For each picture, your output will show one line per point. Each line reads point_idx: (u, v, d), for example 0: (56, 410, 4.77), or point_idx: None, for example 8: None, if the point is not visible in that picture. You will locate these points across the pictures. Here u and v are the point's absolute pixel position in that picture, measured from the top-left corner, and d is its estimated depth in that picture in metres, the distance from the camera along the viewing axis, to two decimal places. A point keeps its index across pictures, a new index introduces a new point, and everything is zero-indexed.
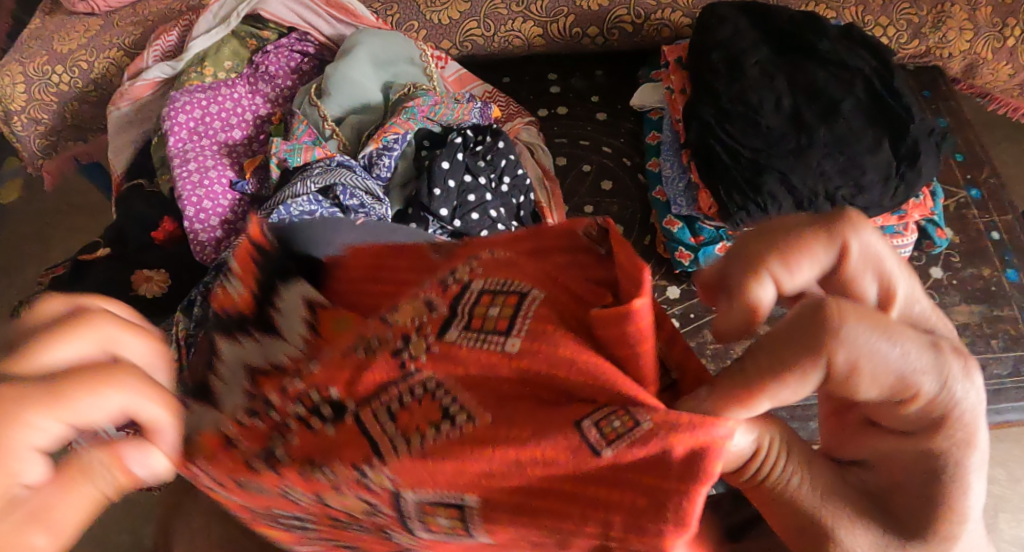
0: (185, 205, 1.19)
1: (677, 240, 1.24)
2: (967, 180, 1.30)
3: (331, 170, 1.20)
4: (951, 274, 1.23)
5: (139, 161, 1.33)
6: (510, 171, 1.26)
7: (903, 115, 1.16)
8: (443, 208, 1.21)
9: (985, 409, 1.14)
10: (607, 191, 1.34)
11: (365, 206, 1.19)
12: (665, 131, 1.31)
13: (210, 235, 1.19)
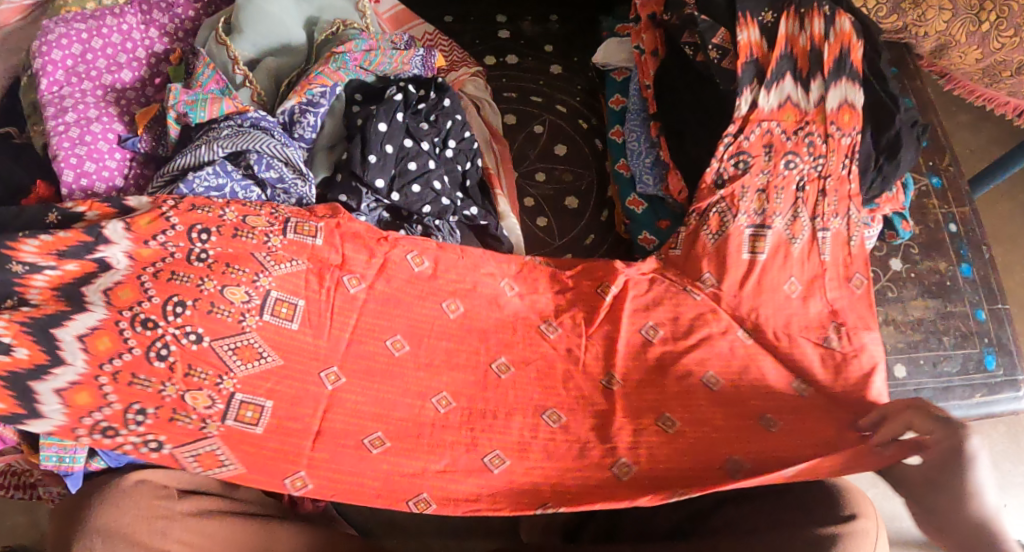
0: (63, 169, 0.99)
1: (642, 223, 1.12)
2: (928, 167, 1.27)
3: (243, 133, 1.00)
4: (909, 267, 1.20)
5: (8, 103, 1.13)
6: (456, 134, 1.08)
7: (890, 105, 1.06)
8: (378, 179, 1.02)
9: (931, 405, 1.15)
10: (561, 156, 1.18)
11: (284, 180, 1.01)
12: (631, 95, 1.17)
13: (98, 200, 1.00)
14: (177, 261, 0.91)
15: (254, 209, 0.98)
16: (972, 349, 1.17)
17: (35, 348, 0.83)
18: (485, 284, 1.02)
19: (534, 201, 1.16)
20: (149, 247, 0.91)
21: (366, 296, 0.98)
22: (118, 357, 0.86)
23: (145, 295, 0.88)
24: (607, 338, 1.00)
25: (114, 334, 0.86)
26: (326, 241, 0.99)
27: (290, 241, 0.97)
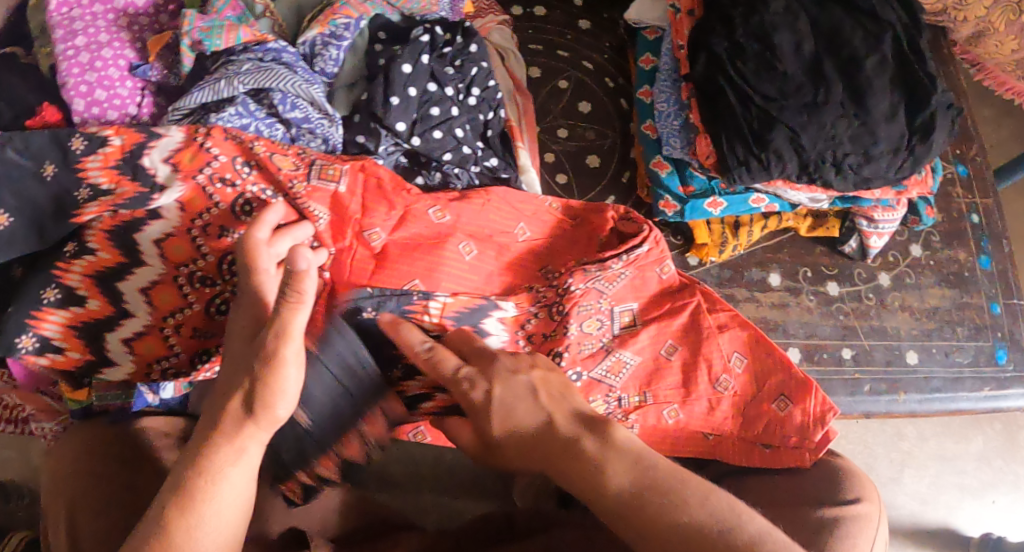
0: (73, 97, 0.96)
1: (664, 187, 1.09)
2: (956, 156, 1.21)
3: (265, 68, 0.97)
4: (930, 254, 1.17)
5: (14, 24, 1.08)
6: (481, 82, 1.05)
7: (928, 84, 1.05)
8: (400, 123, 0.99)
9: (941, 396, 1.12)
10: (583, 114, 1.15)
11: (310, 121, 0.98)
12: (664, 54, 1.13)
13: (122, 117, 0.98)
14: (219, 217, 0.92)
15: (282, 148, 0.96)
16: (984, 342, 1.14)
17: (102, 300, 0.90)
18: (500, 226, 1.01)
19: (554, 156, 1.13)
20: (195, 189, 0.92)
21: (392, 242, 0.95)
22: (179, 310, 0.92)
23: (198, 252, 0.91)
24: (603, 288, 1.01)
25: (173, 287, 0.92)
26: (349, 189, 0.96)
27: (316, 185, 0.94)
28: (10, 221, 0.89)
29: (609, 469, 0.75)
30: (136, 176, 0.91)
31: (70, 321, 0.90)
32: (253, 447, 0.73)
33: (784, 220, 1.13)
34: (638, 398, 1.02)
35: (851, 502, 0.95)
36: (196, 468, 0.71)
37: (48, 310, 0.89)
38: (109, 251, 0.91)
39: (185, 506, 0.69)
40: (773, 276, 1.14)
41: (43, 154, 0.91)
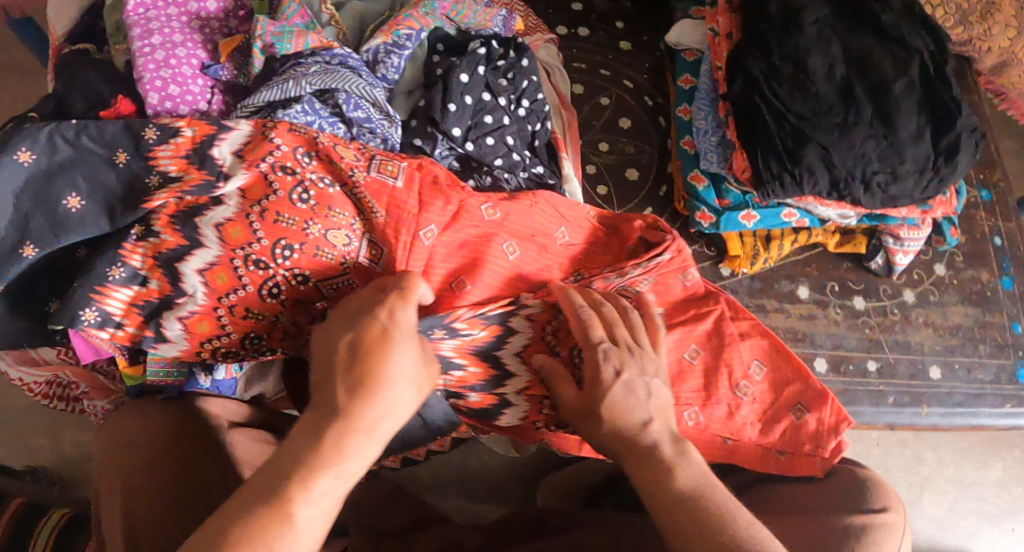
0: (148, 90, 1.02)
1: (701, 199, 1.15)
2: (979, 181, 1.26)
3: (332, 71, 1.03)
4: (953, 274, 1.21)
5: (87, 22, 1.14)
6: (530, 95, 1.11)
7: (953, 110, 1.10)
8: (456, 127, 1.06)
9: (963, 410, 1.15)
10: (624, 130, 1.21)
11: (371, 120, 1.04)
12: (702, 75, 1.19)
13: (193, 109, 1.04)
14: (279, 203, 0.95)
15: (344, 141, 1.01)
16: (1006, 360, 1.17)
17: (164, 280, 0.95)
18: (544, 228, 1.06)
19: (596, 169, 1.19)
20: (258, 177, 0.95)
21: (440, 241, 1.00)
22: (234, 292, 0.96)
23: (255, 235, 0.94)
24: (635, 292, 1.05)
25: (228, 268, 0.95)
26: (406, 184, 1.00)
27: (373, 178, 0.99)
28: (80, 204, 0.92)
29: (679, 470, 0.87)
30: (203, 165, 0.95)
31: (133, 300, 0.95)
32: (361, 454, 0.73)
33: (813, 235, 1.18)
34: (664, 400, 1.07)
35: (877, 511, 0.99)
36: (300, 471, 0.71)
37: (113, 286, 0.94)
38: (173, 235, 0.95)
39: (283, 520, 0.69)
40: (802, 288, 1.18)
41: (117, 142, 0.94)
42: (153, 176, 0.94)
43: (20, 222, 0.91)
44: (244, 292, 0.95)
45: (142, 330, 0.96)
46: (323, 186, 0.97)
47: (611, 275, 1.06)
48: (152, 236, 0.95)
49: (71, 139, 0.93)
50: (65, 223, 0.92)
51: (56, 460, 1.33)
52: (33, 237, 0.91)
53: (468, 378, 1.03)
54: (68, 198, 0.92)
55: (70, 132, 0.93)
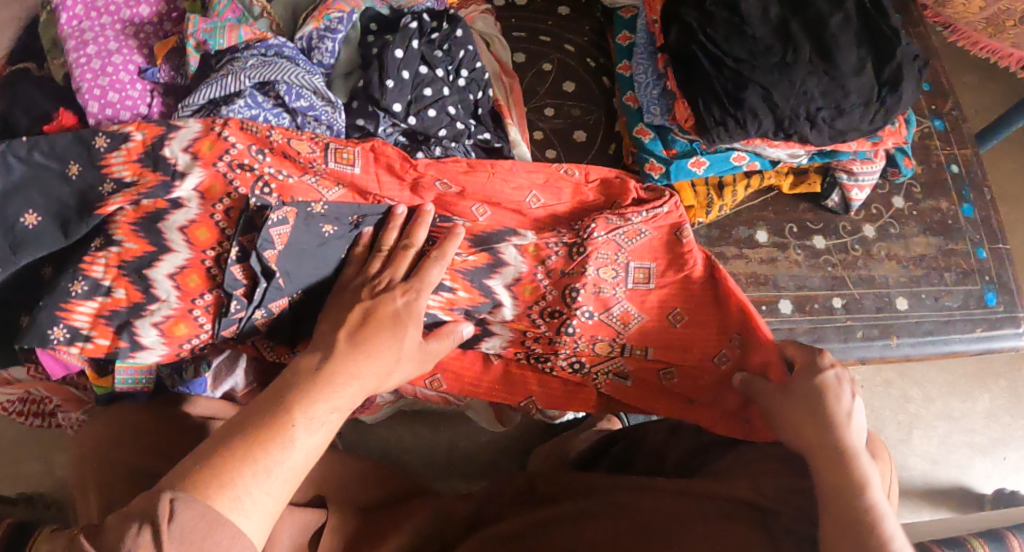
0: (87, 100, 1.03)
1: (648, 151, 1.15)
2: (931, 111, 1.26)
3: (270, 63, 1.02)
4: (912, 205, 1.20)
5: (26, 41, 1.15)
6: (468, 64, 1.12)
7: (892, 39, 1.10)
8: (396, 103, 1.06)
9: (934, 339, 1.15)
10: (569, 93, 1.22)
11: (315, 108, 1.03)
12: (639, 30, 1.19)
13: (134, 113, 1.05)
14: (238, 200, 0.93)
15: (296, 133, 0.97)
16: (973, 286, 1.17)
17: (132, 288, 0.90)
18: (509, 195, 1.04)
19: (543, 134, 1.19)
20: (216, 175, 0.93)
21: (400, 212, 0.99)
22: (204, 295, 0.92)
23: (221, 236, 0.92)
24: (621, 243, 1.04)
25: (202, 271, 0.92)
26: (365, 169, 0.99)
27: (334, 168, 0.98)
28: (38, 219, 0.90)
29: (839, 431, 0.88)
30: (157, 167, 0.92)
31: (100, 310, 0.90)
32: (350, 383, 0.83)
33: (766, 178, 1.18)
34: (638, 353, 1.05)
35: (868, 439, 1.05)
36: (296, 399, 0.79)
37: (76, 301, 0.89)
38: (137, 242, 0.90)
39: (282, 435, 0.77)
40: (760, 233, 1.18)
41: (68, 154, 0.91)
42: (108, 184, 0.91)
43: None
44: (209, 294, 0.92)
45: (114, 342, 0.91)
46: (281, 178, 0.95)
47: (613, 219, 1.04)
48: (112, 245, 0.90)
49: (23, 157, 0.90)
50: (24, 240, 0.90)
51: (48, 482, 1.35)
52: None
53: (456, 300, 1.00)
54: (24, 215, 0.90)
55: (21, 149, 0.90)
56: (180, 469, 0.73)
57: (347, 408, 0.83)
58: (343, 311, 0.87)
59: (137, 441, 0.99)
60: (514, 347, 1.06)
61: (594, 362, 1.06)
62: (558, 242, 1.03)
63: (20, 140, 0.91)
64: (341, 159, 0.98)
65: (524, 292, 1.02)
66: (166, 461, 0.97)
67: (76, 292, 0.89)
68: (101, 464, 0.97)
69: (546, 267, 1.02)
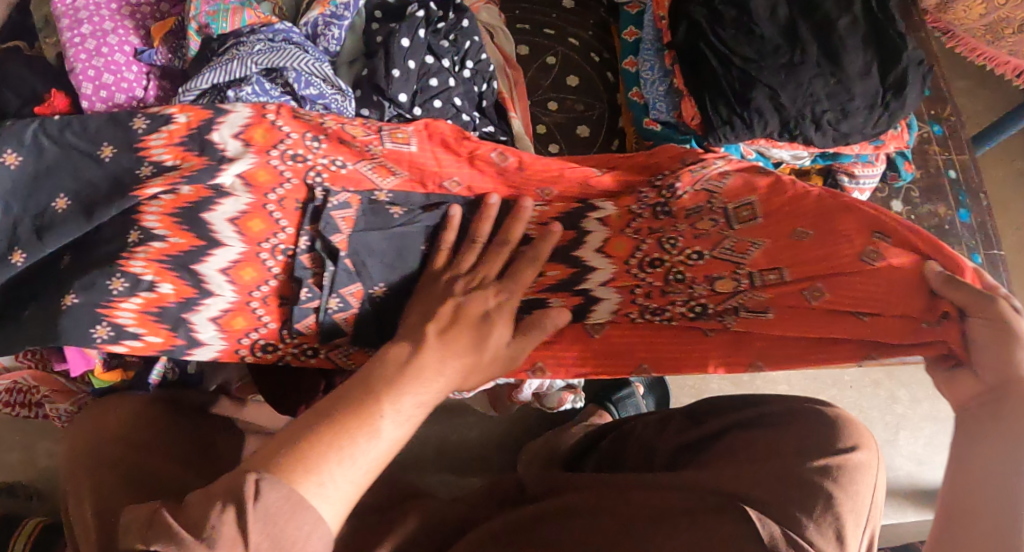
0: (82, 81, 1.00)
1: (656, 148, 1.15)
2: (930, 116, 1.27)
3: (278, 48, 1.00)
4: (910, 209, 1.21)
5: (16, 18, 1.12)
6: (474, 56, 1.10)
7: (899, 43, 1.10)
8: (402, 93, 1.05)
9: None
10: (572, 88, 1.20)
11: (324, 96, 1.01)
12: (646, 26, 1.18)
13: (128, 97, 1.02)
14: (296, 191, 0.88)
15: (350, 118, 0.91)
16: None
17: (180, 283, 0.84)
18: (577, 165, 0.93)
19: (546, 128, 1.18)
20: (267, 165, 0.87)
21: (464, 200, 0.93)
22: (262, 285, 0.87)
23: (278, 225, 0.87)
24: (712, 189, 0.88)
25: (256, 262, 0.87)
26: (421, 148, 0.92)
27: (390, 149, 0.91)
28: (70, 204, 0.82)
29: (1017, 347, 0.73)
30: (204, 151, 0.85)
31: (145, 306, 0.84)
32: (437, 379, 0.78)
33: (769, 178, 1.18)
34: (771, 279, 0.83)
35: (851, 450, 1.03)
36: (384, 389, 0.75)
37: (118, 299, 0.82)
38: (182, 236, 0.83)
39: (364, 423, 0.72)
40: None
41: (103, 136, 0.84)
42: (146, 166, 0.84)
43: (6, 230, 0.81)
44: (273, 282, 0.87)
45: (165, 339, 0.86)
46: (335, 166, 0.89)
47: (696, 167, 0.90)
48: (154, 242, 0.83)
49: (56, 138, 0.83)
50: (53, 226, 0.81)
51: (31, 472, 1.32)
52: (21, 241, 0.81)
53: (547, 280, 0.91)
54: (56, 199, 0.82)
55: (53, 128, 0.83)
56: (261, 459, 0.70)
57: (433, 405, 0.78)
58: (435, 305, 0.84)
59: (135, 435, 0.96)
60: (627, 307, 0.89)
61: (717, 302, 0.86)
62: (643, 202, 0.90)
63: (54, 119, 0.83)
64: (396, 137, 0.91)
65: (619, 248, 0.89)
66: (163, 460, 0.94)
67: (111, 283, 0.81)
68: (101, 452, 0.94)
69: (633, 230, 0.90)
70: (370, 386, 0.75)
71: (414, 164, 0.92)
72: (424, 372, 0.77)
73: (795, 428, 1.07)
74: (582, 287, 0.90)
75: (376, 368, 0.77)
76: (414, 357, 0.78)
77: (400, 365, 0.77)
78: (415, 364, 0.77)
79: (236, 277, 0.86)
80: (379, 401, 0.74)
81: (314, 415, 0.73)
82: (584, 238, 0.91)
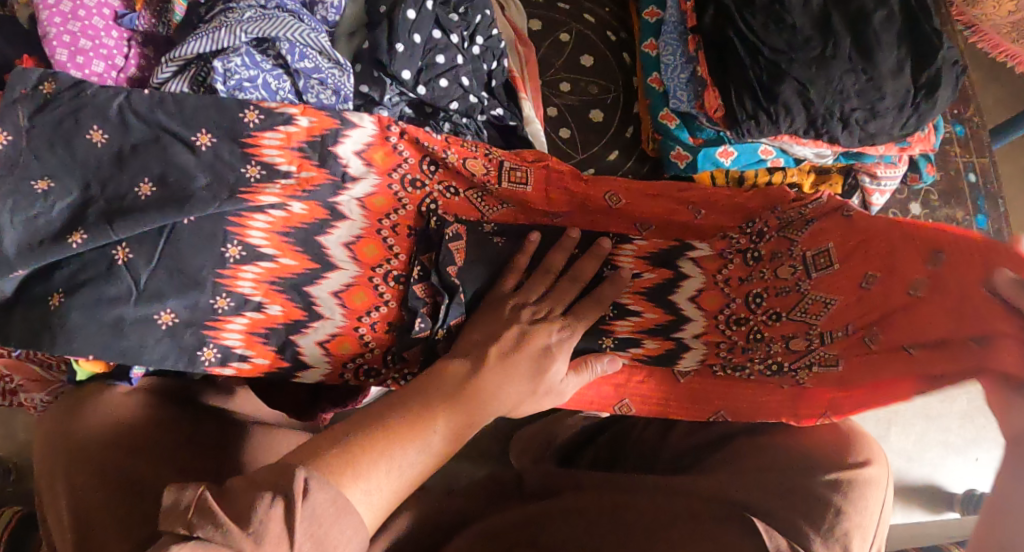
0: (55, 47, 0.90)
1: (673, 139, 1.08)
2: (953, 115, 1.22)
3: (269, 16, 0.92)
4: (928, 213, 1.17)
5: None
6: (485, 31, 1.02)
7: (935, 41, 1.04)
8: (405, 70, 0.96)
9: None
10: (586, 68, 1.13)
11: (321, 70, 0.94)
12: (669, 7, 1.10)
13: (108, 65, 0.93)
14: (408, 217, 0.97)
15: (471, 150, 0.96)
16: None
17: (289, 304, 0.93)
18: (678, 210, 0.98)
19: (557, 111, 1.11)
20: (388, 191, 0.96)
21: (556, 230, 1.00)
22: (372, 310, 0.95)
23: (390, 251, 0.96)
24: (792, 237, 0.93)
25: (367, 287, 0.95)
26: (535, 189, 0.98)
27: (507, 188, 0.97)
28: (153, 189, 0.86)
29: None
30: (326, 164, 0.92)
31: (250, 328, 0.92)
32: (491, 402, 0.82)
33: (788, 176, 1.13)
34: (839, 335, 0.90)
35: (862, 465, 0.97)
36: (437, 404, 0.78)
37: (225, 319, 0.91)
38: (297, 259, 0.93)
39: (414, 432, 0.75)
40: None
41: (199, 121, 0.87)
42: (253, 166, 0.89)
43: (80, 206, 0.85)
44: (385, 309, 0.95)
45: (263, 357, 0.94)
46: (447, 193, 0.98)
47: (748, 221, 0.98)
48: (263, 260, 0.92)
49: (143, 114, 0.86)
50: (131, 210, 0.85)
51: (3, 445, 1.25)
52: (86, 223, 0.84)
53: (646, 321, 0.97)
54: (139, 185, 0.86)
55: (141, 106, 0.86)
56: (310, 453, 0.71)
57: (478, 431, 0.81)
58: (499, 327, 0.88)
59: (114, 433, 0.87)
60: (711, 359, 0.96)
61: (790, 358, 0.93)
62: (732, 248, 0.97)
63: (142, 95, 0.86)
64: (510, 172, 0.97)
65: (709, 301, 0.96)
66: (147, 459, 0.86)
67: (218, 294, 0.90)
68: (80, 454, 0.86)
69: (723, 283, 0.97)
70: (427, 397, 0.78)
71: (508, 193, 0.97)
72: (480, 392, 0.81)
73: (806, 436, 1.03)
74: (677, 333, 0.97)
75: (440, 381, 0.81)
76: (478, 375, 0.82)
77: (461, 384, 0.81)
78: (475, 381, 0.82)
79: (342, 293, 0.95)
80: (431, 412, 0.77)
81: (366, 414, 0.76)
82: (677, 287, 0.97)
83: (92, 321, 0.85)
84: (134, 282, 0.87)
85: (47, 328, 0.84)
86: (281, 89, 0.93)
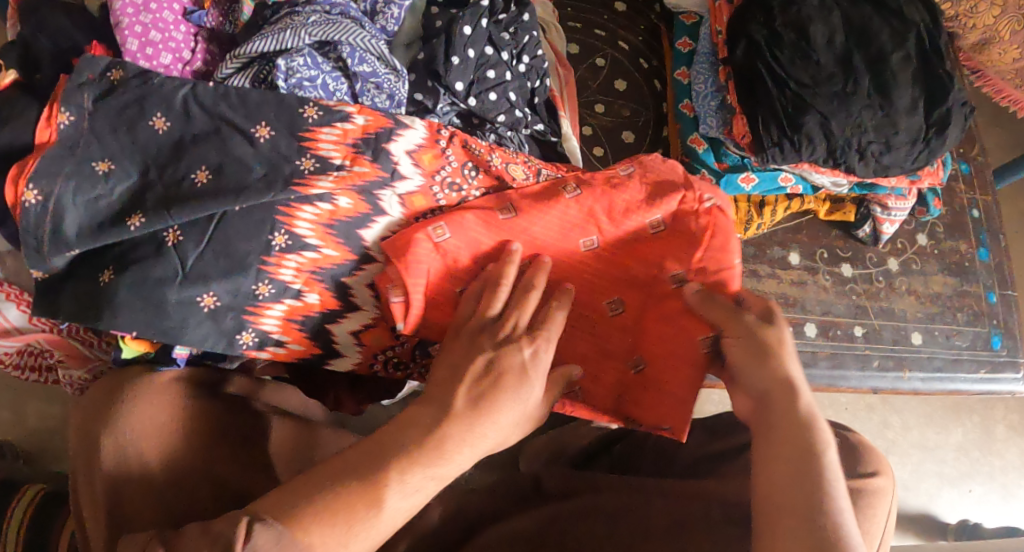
0: (127, 37, 0.96)
1: (700, 163, 1.16)
2: (958, 154, 1.29)
3: (333, 22, 0.98)
4: (934, 244, 1.24)
5: None
6: (531, 51, 1.08)
7: (946, 82, 1.12)
8: (458, 82, 1.02)
9: (942, 374, 1.19)
10: (619, 91, 1.21)
11: (377, 75, 0.99)
12: (702, 39, 1.18)
13: (175, 58, 0.99)
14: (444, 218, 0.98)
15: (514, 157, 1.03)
16: (982, 328, 1.21)
17: (326, 294, 0.96)
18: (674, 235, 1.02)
19: (592, 130, 1.18)
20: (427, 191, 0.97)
21: None
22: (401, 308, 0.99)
23: None
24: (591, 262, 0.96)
25: None
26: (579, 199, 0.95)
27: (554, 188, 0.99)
28: (209, 177, 0.90)
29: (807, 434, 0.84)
30: (378, 161, 0.94)
31: (288, 314, 0.95)
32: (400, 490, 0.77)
33: (805, 203, 1.20)
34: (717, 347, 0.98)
35: (871, 475, 1.02)
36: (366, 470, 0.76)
37: (265, 304, 0.94)
38: (336, 249, 0.94)
39: (362, 496, 0.75)
40: (792, 255, 1.20)
41: (259, 115, 0.92)
42: (308, 159, 0.92)
43: (138, 190, 0.89)
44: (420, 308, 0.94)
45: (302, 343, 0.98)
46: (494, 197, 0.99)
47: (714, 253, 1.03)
48: (306, 251, 0.93)
49: (208, 107, 0.91)
50: (186, 197, 0.89)
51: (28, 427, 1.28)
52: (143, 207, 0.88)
53: None
54: (196, 172, 0.90)
55: (206, 99, 0.91)
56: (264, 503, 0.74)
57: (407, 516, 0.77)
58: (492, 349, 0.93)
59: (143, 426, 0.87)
60: None
61: None
62: None
63: (208, 88, 0.91)
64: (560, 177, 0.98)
65: None
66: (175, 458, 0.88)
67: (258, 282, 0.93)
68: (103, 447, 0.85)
69: None
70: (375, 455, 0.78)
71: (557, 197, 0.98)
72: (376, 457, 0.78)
73: None
74: None
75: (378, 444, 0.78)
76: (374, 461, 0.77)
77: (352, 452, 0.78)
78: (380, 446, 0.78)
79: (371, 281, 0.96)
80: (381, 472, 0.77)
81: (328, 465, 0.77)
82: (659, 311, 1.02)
83: (138, 299, 0.88)
84: (180, 262, 0.89)
85: (97, 303, 0.88)
86: (337, 89, 0.98)
